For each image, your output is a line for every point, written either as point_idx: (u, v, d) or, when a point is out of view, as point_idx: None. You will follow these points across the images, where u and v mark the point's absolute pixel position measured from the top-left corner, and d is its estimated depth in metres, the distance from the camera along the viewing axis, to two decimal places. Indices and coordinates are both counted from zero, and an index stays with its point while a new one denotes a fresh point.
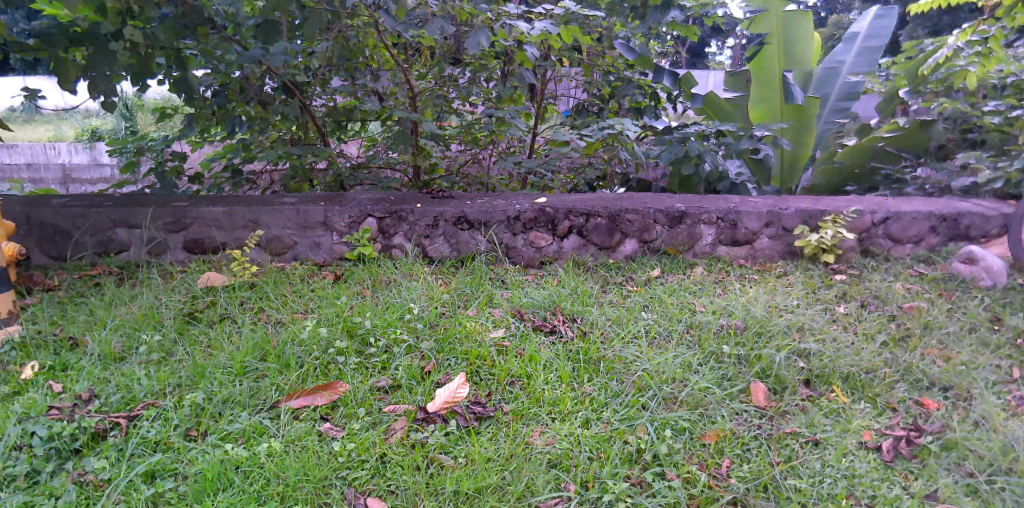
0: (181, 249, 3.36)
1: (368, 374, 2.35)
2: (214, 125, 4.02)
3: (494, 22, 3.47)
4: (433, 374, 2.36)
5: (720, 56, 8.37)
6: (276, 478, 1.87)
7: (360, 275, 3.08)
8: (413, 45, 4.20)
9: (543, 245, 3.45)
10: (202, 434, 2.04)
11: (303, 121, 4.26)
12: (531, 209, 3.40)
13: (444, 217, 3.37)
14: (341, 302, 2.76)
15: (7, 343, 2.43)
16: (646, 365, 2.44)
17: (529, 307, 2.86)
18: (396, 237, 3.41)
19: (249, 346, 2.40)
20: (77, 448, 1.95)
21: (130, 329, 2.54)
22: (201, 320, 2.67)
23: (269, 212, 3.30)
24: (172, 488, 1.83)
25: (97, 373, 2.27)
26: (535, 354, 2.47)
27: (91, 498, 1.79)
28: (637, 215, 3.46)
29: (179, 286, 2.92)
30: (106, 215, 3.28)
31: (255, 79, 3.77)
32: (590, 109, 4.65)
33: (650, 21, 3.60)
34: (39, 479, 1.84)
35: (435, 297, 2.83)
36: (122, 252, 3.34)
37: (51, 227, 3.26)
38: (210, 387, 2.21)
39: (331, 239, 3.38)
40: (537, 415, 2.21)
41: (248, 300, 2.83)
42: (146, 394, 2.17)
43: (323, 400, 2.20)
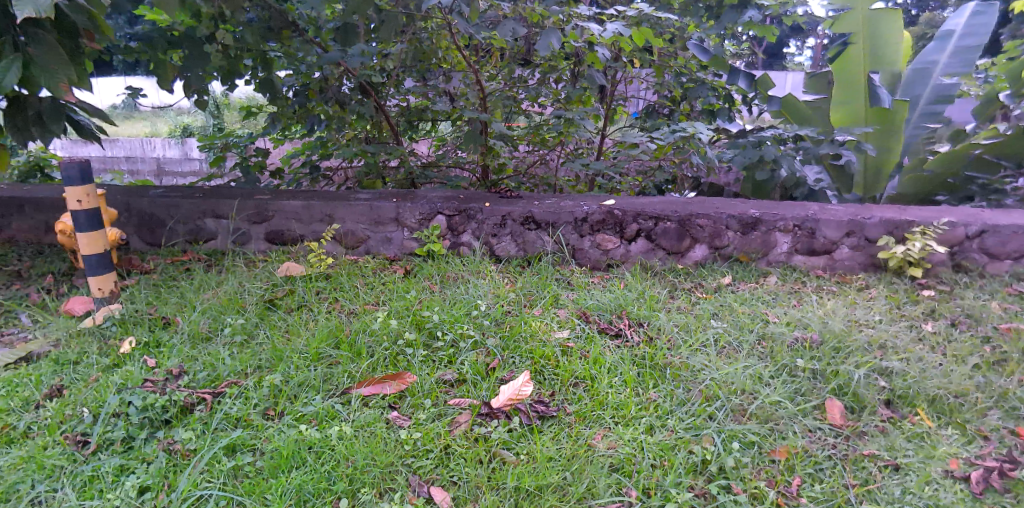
0: (263, 240, 3.54)
1: (434, 367, 2.40)
2: (295, 122, 4.24)
3: (565, 23, 3.46)
4: (498, 371, 2.37)
5: (799, 57, 8.08)
6: (346, 461, 1.94)
7: (429, 271, 3.15)
8: (485, 46, 4.21)
9: (610, 248, 3.42)
10: (279, 413, 2.14)
11: (378, 120, 4.39)
12: (599, 211, 3.37)
13: (513, 217, 3.40)
14: (410, 296, 2.83)
15: (109, 319, 2.64)
16: (715, 375, 2.38)
17: (595, 310, 2.84)
18: (465, 235, 3.45)
19: (324, 333, 2.50)
20: (166, 420, 2.08)
21: (216, 312, 2.69)
22: (280, 306, 2.80)
23: (345, 207, 3.43)
24: (250, 463, 1.93)
25: (186, 351, 2.41)
26: (600, 357, 2.46)
27: (179, 465, 1.91)
28: (708, 220, 3.37)
29: (260, 274, 3.07)
30: (196, 206, 3.50)
31: (334, 80, 3.95)
32: (660, 111, 4.54)
33: (727, 22, 3.50)
34: (134, 445, 1.98)
35: (501, 295, 2.86)
36: (210, 241, 3.55)
37: (148, 216, 3.52)
38: (287, 370, 2.31)
39: (402, 235, 3.47)
40: (601, 418, 2.20)
41: (323, 290, 2.95)
42: (230, 373, 2.29)
43: (392, 389, 2.26)
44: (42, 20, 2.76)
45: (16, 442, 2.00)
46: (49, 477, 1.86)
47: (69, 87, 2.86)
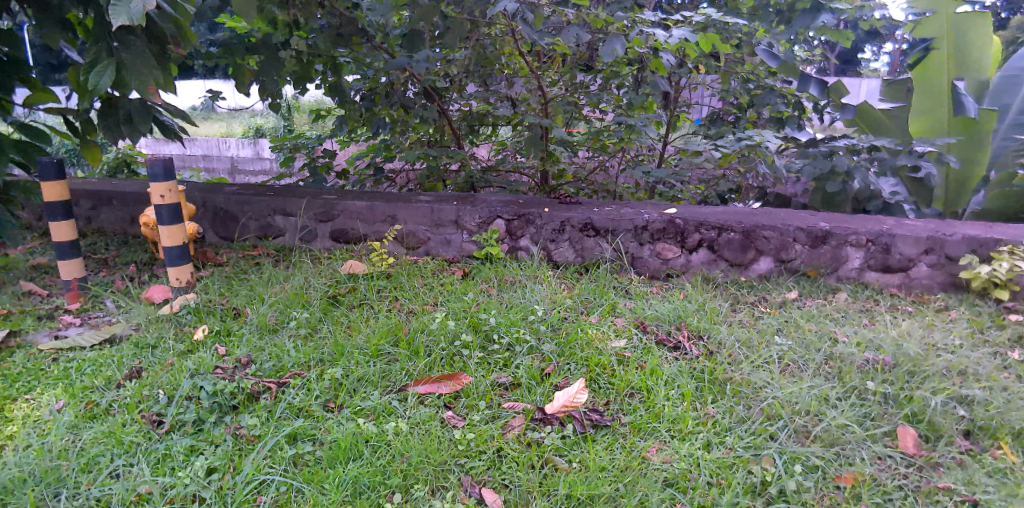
0: (328, 238, 3.66)
1: (490, 370, 2.41)
2: (361, 125, 4.37)
3: (630, 29, 3.43)
4: (553, 377, 2.37)
5: (875, 64, 7.73)
6: (401, 456, 1.97)
7: (487, 274, 3.18)
8: (548, 52, 4.21)
9: (670, 258, 3.35)
10: (339, 406, 2.20)
11: (440, 124, 4.46)
12: (660, 220, 3.32)
13: (572, 223, 3.38)
14: (468, 298, 2.86)
15: (184, 307, 2.78)
16: (778, 393, 2.29)
17: (653, 320, 2.79)
18: (523, 239, 3.46)
19: (384, 330, 2.56)
20: (234, 405, 2.17)
21: (283, 305, 2.80)
22: (342, 303, 2.88)
23: (407, 208, 3.51)
24: (310, 452, 1.98)
25: (254, 341, 2.52)
26: (657, 368, 2.41)
27: (244, 449, 1.99)
28: (774, 233, 3.26)
29: (325, 270, 3.17)
30: (267, 203, 3.65)
31: (400, 85, 4.06)
32: (726, 118, 4.41)
33: (798, 26, 3.39)
34: (204, 427, 2.08)
35: (558, 301, 2.85)
36: (279, 238, 3.70)
37: (224, 211, 3.71)
38: (348, 364, 2.38)
39: (461, 237, 3.51)
40: (657, 431, 2.15)
41: (384, 289, 3.02)
42: (294, 365, 2.38)
43: (447, 389, 2.28)
44: (133, 27, 2.95)
45: (99, 417, 2.15)
46: (127, 452, 1.98)
47: (156, 89, 3.05)
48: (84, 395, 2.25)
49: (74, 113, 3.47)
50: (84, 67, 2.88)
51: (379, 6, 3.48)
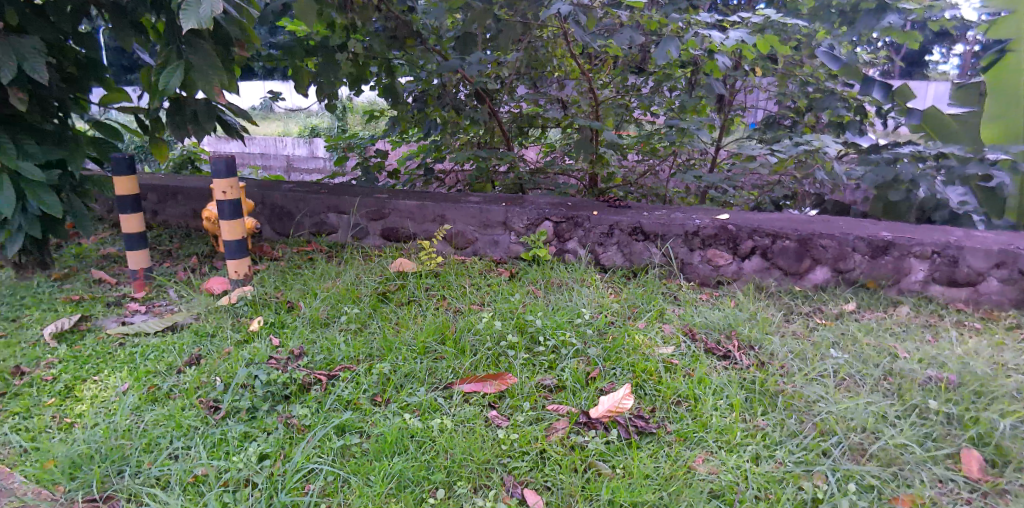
0: (378, 236, 3.73)
1: (534, 371, 2.41)
2: (413, 126, 4.45)
3: (685, 30, 3.38)
4: (598, 381, 2.35)
5: (945, 66, 7.36)
6: (444, 453, 1.99)
7: (534, 275, 3.18)
8: (599, 54, 4.17)
9: (721, 265, 3.28)
10: (386, 400, 2.24)
11: (490, 126, 4.47)
12: (711, 225, 3.25)
13: (620, 226, 3.36)
14: (515, 299, 2.87)
15: (242, 299, 2.89)
16: (832, 408, 2.21)
17: (702, 327, 2.73)
18: (571, 242, 3.45)
19: (431, 328, 2.59)
20: (286, 395, 2.24)
21: (334, 300, 2.87)
22: (391, 299, 2.93)
23: (456, 208, 3.55)
24: (357, 444, 2.03)
25: (307, 334, 2.59)
26: (705, 376, 2.37)
27: (295, 437, 2.05)
28: (832, 241, 3.14)
29: (375, 268, 3.24)
30: (321, 201, 3.76)
31: (451, 86, 4.12)
32: (782, 122, 4.29)
33: (861, 26, 3.31)
34: (257, 415, 2.15)
35: (605, 305, 2.83)
36: (331, 235, 3.80)
37: (279, 208, 3.84)
38: (395, 360, 2.42)
39: (509, 239, 3.52)
40: (703, 441, 2.11)
41: (432, 287, 3.06)
42: (344, 359, 2.43)
43: (492, 389, 2.29)
44: (202, 31, 3.10)
45: (160, 401, 2.26)
46: (185, 435, 2.06)
47: (221, 89, 3.18)
48: (147, 379, 2.36)
49: (145, 112, 3.65)
50: (157, 68, 3.02)
51: (434, 9, 3.57)
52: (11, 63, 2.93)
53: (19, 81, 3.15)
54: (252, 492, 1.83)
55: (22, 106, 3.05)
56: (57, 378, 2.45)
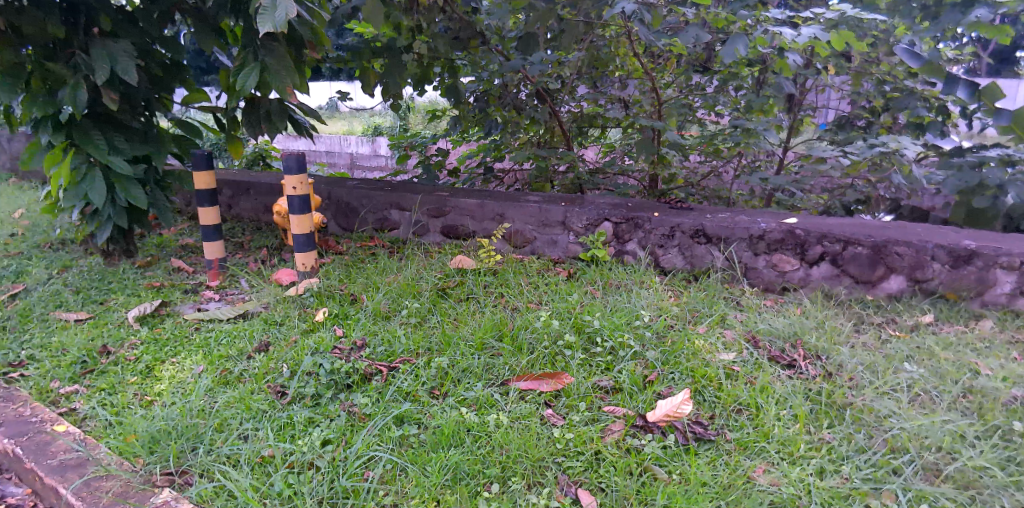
0: (438, 233, 3.80)
1: (591, 372, 2.40)
2: (474, 125, 4.51)
3: (753, 28, 3.30)
4: (656, 384, 2.31)
5: None
6: (500, 448, 2.01)
7: (592, 276, 3.16)
8: (663, 53, 4.11)
9: (788, 270, 3.17)
10: (444, 394, 2.28)
11: (551, 126, 4.46)
12: (778, 229, 3.15)
13: (682, 229, 3.29)
14: (572, 299, 2.86)
15: (309, 290, 3.00)
16: (904, 424, 2.09)
17: (765, 335, 2.65)
18: (631, 243, 3.41)
19: (489, 325, 2.62)
20: (349, 384, 2.32)
21: (396, 294, 2.94)
22: (450, 295, 2.99)
23: (516, 207, 3.57)
24: (415, 434, 2.07)
25: (369, 326, 2.67)
26: (768, 385, 2.30)
27: (357, 425, 2.11)
28: (908, 249, 2.98)
29: (435, 264, 3.30)
30: (385, 198, 3.87)
31: (513, 86, 4.17)
32: (855, 123, 4.10)
33: (946, 22, 2.96)
34: (321, 401, 2.23)
35: (665, 308, 2.79)
36: (393, 231, 3.91)
37: (345, 204, 3.98)
38: (454, 355, 2.46)
39: (567, 238, 3.51)
40: (765, 451, 2.04)
41: (491, 285, 3.09)
42: (404, 351, 2.49)
43: (548, 387, 2.30)
44: (276, 33, 3.25)
45: (232, 384, 2.38)
46: (254, 417, 2.16)
47: (293, 90, 3.30)
48: (220, 363, 2.49)
49: (222, 111, 3.84)
50: (234, 69, 3.18)
51: (498, 9, 3.62)
52: (106, 66, 3.14)
53: (112, 82, 3.37)
54: (315, 474, 1.89)
55: (114, 105, 3.26)
56: (140, 359, 2.62)
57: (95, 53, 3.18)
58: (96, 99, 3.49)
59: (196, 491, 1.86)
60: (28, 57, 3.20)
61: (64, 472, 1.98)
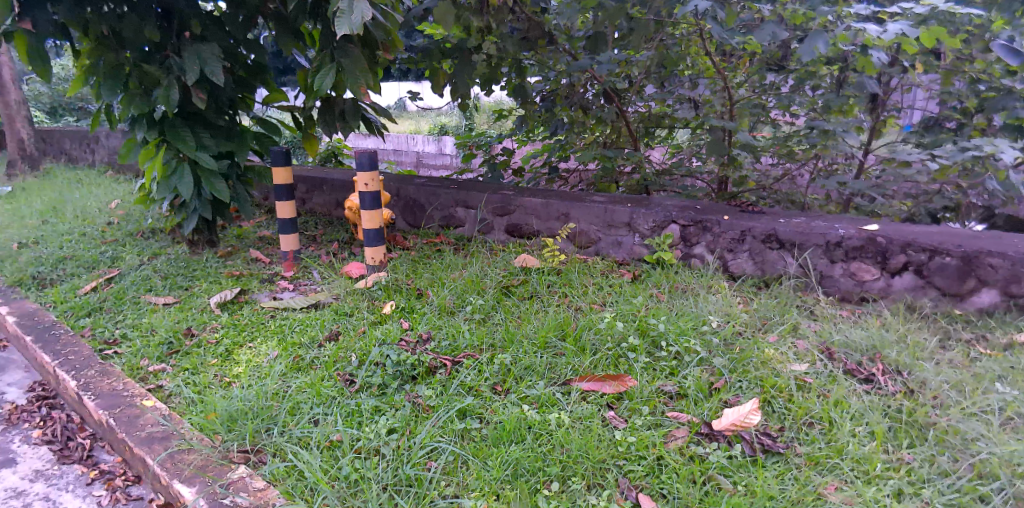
0: (503, 231, 3.84)
1: (655, 376, 2.36)
2: (541, 125, 4.52)
3: (834, 24, 3.16)
4: (723, 392, 2.26)
5: None
6: (560, 447, 2.00)
7: (658, 279, 3.11)
8: (735, 51, 4.00)
9: (866, 280, 3.01)
10: (506, 390, 2.29)
11: (618, 126, 4.42)
12: (857, 236, 3.00)
13: (753, 233, 3.19)
14: (637, 301, 2.82)
15: (377, 283, 3.09)
16: (995, 449, 1.95)
17: (841, 347, 2.53)
18: (698, 247, 3.33)
19: (552, 324, 2.62)
20: (414, 375, 2.38)
21: (460, 290, 2.99)
22: (514, 293, 3.01)
23: (581, 207, 3.56)
24: (477, 429, 2.10)
25: (434, 320, 2.72)
26: (843, 399, 2.20)
27: (421, 415, 2.16)
28: (1004, 261, 2.76)
29: (500, 261, 3.33)
30: (452, 195, 3.95)
31: (580, 86, 4.15)
32: (945, 125, 3.85)
33: None
34: (387, 391, 2.30)
35: (733, 315, 2.71)
36: (459, 228, 3.98)
37: (413, 201, 4.09)
38: (516, 352, 2.47)
39: (633, 240, 3.47)
40: (838, 468, 1.95)
41: (554, 284, 3.09)
42: (468, 347, 2.53)
43: (611, 389, 2.28)
44: (352, 35, 3.35)
45: (304, 370, 2.48)
46: (324, 403, 2.25)
47: (367, 90, 3.39)
48: (293, 349, 2.60)
49: (300, 110, 4.00)
50: (312, 70, 3.30)
51: (567, 9, 3.62)
52: (196, 67, 3.33)
53: (201, 82, 3.57)
54: (380, 461, 1.95)
55: (203, 104, 3.45)
56: (220, 342, 2.78)
57: (186, 55, 3.38)
58: (185, 98, 3.71)
59: (269, 470, 1.95)
60: (127, 59, 3.43)
61: (151, 444, 2.13)
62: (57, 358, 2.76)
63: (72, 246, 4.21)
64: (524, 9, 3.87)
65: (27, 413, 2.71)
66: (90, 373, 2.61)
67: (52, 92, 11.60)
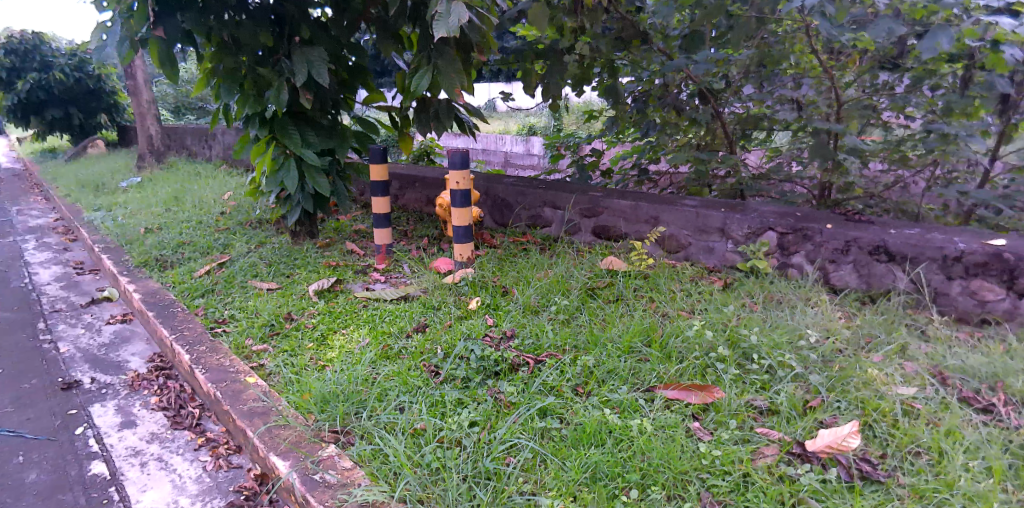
0: (590, 233, 3.81)
1: (745, 389, 2.27)
2: (633, 126, 4.46)
3: (961, 19, 2.91)
4: (819, 411, 2.13)
5: None
6: (641, 455, 1.96)
7: (752, 289, 2.99)
8: (845, 50, 3.77)
9: (990, 300, 2.72)
10: (588, 393, 2.28)
11: (713, 127, 4.28)
12: (980, 251, 2.71)
13: (859, 243, 2.98)
14: (728, 310, 2.72)
15: (464, 279, 3.16)
16: None
17: (956, 372, 2.32)
18: (797, 256, 3.17)
19: (638, 329, 2.58)
20: (497, 371, 2.41)
21: (546, 289, 3.00)
22: (600, 295, 2.99)
23: (672, 211, 3.48)
24: (556, 429, 2.10)
25: (519, 318, 2.75)
26: (956, 430, 2.01)
27: (503, 410, 2.19)
28: None
29: (586, 263, 3.31)
30: (540, 195, 3.97)
31: (674, 86, 4.06)
32: None
33: None
34: (470, 384, 2.34)
35: (833, 330, 2.55)
36: (545, 228, 3.99)
37: (501, 200, 4.16)
38: (600, 355, 2.45)
39: (725, 246, 3.35)
40: (948, 505, 1.76)
41: (641, 288, 3.04)
42: (551, 346, 2.54)
43: (697, 399, 2.21)
44: (448, 38, 3.43)
45: (392, 358, 2.58)
46: (410, 391, 2.33)
47: (461, 91, 3.47)
48: (383, 338, 2.71)
49: (397, 110, 4.15)
50: (410, 72, 3.42)
51: (664, 7, 3.56)
52: (304, 69, 3.53)
53: (308, 84, 3.78)
54: (461, 452, 1.99)
55: (309, 105, 3.66)
56: (317, 327, 2.94)
57: (296, 59, 3.59)
58: (293, 98, 3.94)
59: (357, 451, 2.04)
60: (243, 62, 3.68)
61: (252, 418, 2.29)
62: (174, 333, 3.02)
63: (192, 233, 4.58)
64: (617, 8, 3.82)
65: (147, 381, 2.99)
66: (202, 348, 2.84)
67: (177, 92, 12.69)
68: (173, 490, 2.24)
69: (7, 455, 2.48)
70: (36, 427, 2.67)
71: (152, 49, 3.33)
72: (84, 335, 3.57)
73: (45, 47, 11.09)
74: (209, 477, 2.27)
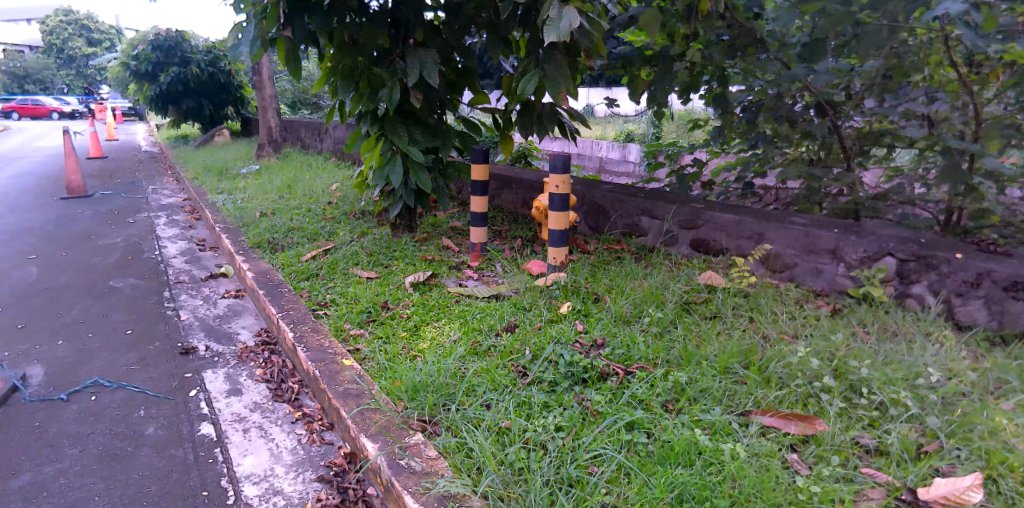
0: (688, 245, 3.70)
1: (851, 425, 2.11)
2: (740, 137, 4.29)
3: None
4: (935, 458, 1.94)
5: None
6: (732, 480, 1.86)
7: (864, 318, 2.78)
8: None
9: None
10: (678, 410, 2.21)
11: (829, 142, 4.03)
12: None
13: (993, 277, 2.69)
14: (836, 338, 2.55)
15: (556, 283, 3.17)
16: None
17: None
18: (917, 285, 2.91)
19: (735, 350, 2.48)
20: (585, 378, 2.39)
21: (639, 299, 2.96)
22: (695, 311, 2.90)
23: (779, 228, 3.31)
24: (643, 443, 2.05)
25: (610, 327, 2.73)
26: None
27: (589, 418, 2.17)
28: None
29: (682, 276, 3.22)
30: (638, 204, 3.92)
31: (789, 97, 3.87)
32: None
33: None
34: (557, 388, 2.34)
35: (958, 371, 2.32)
36: (640, 237, 3.93)
37: (598, 206, 4.15)
38: (693, 372, 2.38)
39: (835, 269, 3.15)
40: None
41: (740, 306, 2.91)
42: (642, 358, 2.49)
43: (796, 430, 2.09)
44: (557, 42, 3.45)
45: (481, 355, 2.63)
46: (497, 389, 2.36)
47: (566, 96, 3.48)
48: (473, 334, 2.77)
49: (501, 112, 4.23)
50: (517, 75, 3.47)
51: (785, 14, 3.40)
52: (417, 70, 3.67)
53: (418, 84, 3.92)
54: (544, 455, 1.99)
55: (418, 104, 3.80)
56: (410, 317, 3.04)
57: (410, 60, 3.73)
58: (404, 98, 4.10)
59: (442, 442, 2.09)
60: (360, 62, 3.87)
61: (347, 398, 2.40)
62: (281, 311, 3.24)
63: (303, 220, 4.88)
64: (734, 15, 3.70)
65: (254, 353, 3.21)
66: (305, 328, 3.02)
67: (296, 88, 13.58)
68: (270, 457, 2.39)
69: (131, 408, 2.75)
70: (157, 386, 2.94)
71: (280, 48, 3.50)
72: (202, 306, 3.90)
73: (185, 44, 12.11)
74: (303, 450, 2.41)
